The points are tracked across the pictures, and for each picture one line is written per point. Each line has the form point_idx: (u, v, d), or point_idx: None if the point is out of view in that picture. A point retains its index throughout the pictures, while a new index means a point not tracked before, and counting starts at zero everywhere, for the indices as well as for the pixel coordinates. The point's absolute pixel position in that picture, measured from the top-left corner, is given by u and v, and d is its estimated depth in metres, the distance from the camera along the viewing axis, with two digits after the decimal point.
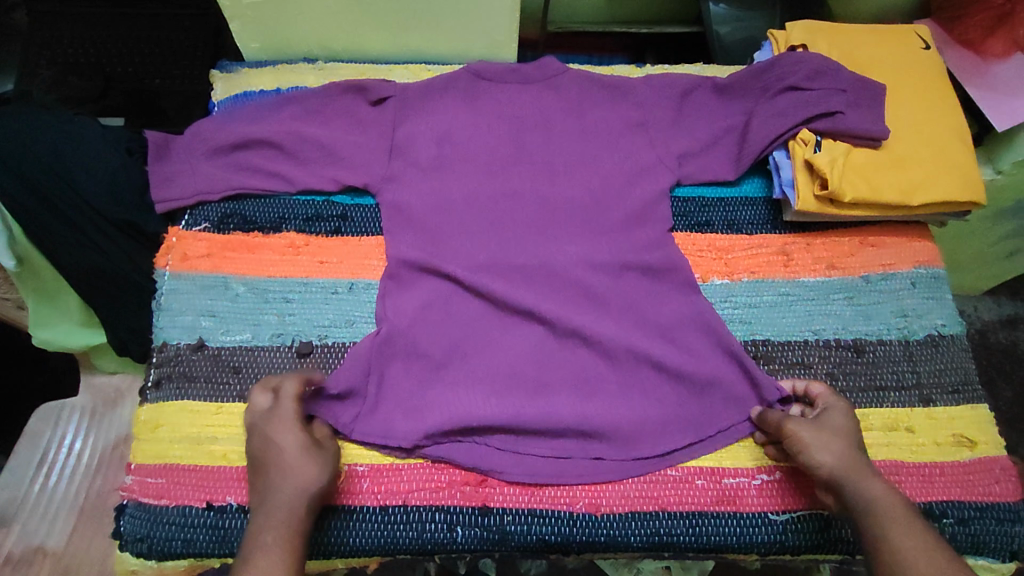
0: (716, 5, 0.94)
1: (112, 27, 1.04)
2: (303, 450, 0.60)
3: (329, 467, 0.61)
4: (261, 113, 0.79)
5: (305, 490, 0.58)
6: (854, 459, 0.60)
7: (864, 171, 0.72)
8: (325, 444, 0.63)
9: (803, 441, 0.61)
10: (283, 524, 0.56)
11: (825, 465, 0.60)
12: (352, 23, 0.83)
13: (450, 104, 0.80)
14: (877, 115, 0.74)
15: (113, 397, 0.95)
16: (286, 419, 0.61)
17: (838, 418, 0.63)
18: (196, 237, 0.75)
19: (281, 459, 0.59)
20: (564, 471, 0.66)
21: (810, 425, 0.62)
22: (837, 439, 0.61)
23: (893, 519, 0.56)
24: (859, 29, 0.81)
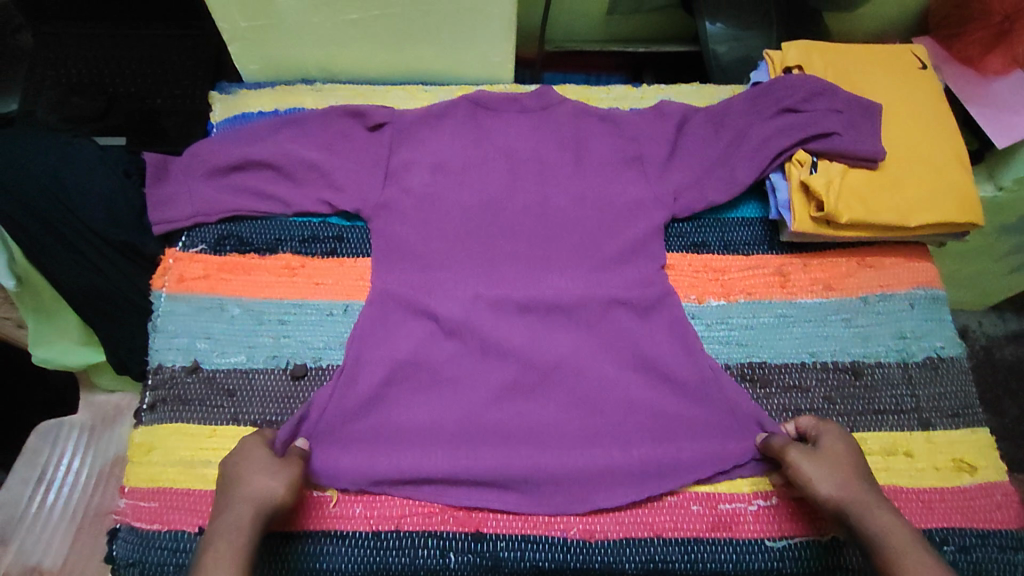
0: (712, 24, 0.94)
1: (115, 48, 1.06)
2: (272, 464, 0.60)
3: (288, 481, 0.60)
4: (259, 135, 0.80)
5: (259, 500, 0.57)
6: (860, 488, 0.58)
7: (862, 192, 0.71)
8: (291, 460, 0.62)
9: (801, 473, 0.61)
10: (233, 537, 0.54)
11: (828, 495, 0.59)
12: (350, 46, 0.84)
13: (448, 130, 0.82)
14: (874, 136, 0.73)
15: (112, 414, 0.95)
16: (254, 442, 0.62)
17: (839, 449, 0.61)
18: (193, 258, 0.75)
19: (243, 470, 0.59)
20: (558, 494, 0.66)
21: (810, 457, 0.61)
22: (839, 470, 0.60)
23: (902, 552, 0.54)
24: (855, 48, 0.81)
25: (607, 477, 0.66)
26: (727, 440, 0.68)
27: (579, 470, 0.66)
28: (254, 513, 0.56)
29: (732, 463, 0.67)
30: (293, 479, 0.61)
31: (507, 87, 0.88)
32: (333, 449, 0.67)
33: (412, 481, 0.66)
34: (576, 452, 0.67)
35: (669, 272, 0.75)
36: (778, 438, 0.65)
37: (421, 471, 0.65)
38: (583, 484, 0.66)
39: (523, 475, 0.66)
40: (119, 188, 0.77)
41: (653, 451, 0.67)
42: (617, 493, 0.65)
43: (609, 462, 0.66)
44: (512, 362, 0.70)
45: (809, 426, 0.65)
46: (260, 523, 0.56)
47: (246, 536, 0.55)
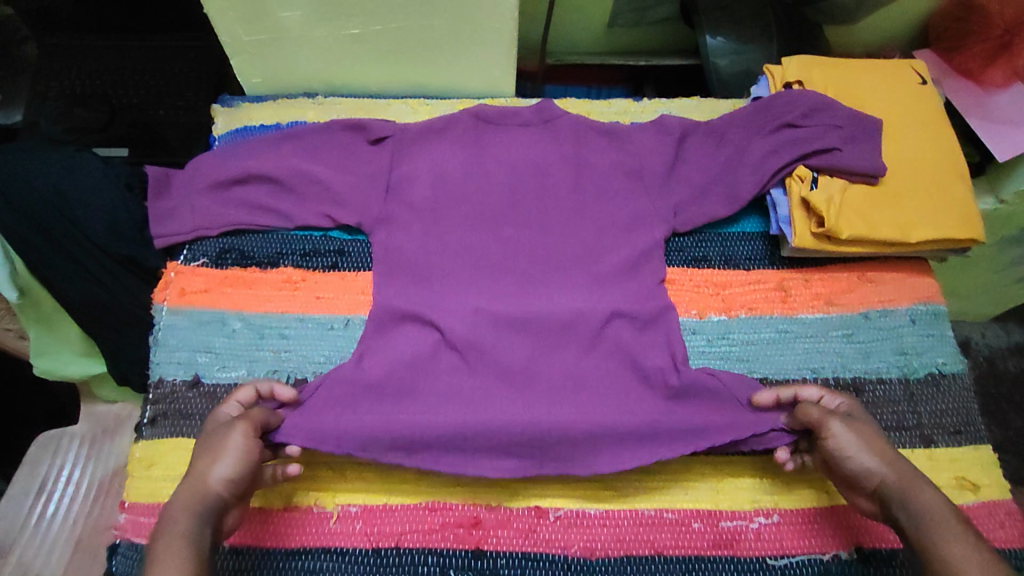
0: (714, 38, 0.94)
1: (118, 59, 1.06)
2: (218, 439, 0.60)
3: (228, 454, 0.58)
4: (262, 150, 0.81)
5: (200, 481, 0.56)
6: (900, 465, 0.59)
7: (863, 208, 0.71)
8: (232, 427, 0.60)
9: (845, 446, 0.61)
10: (169, 527, 0.53)
11: (876, 472, 0.59)
12: (352, 60, 0.84)
13: (448, 143, 0.82)
14: (875, 151, 0.74)
15: (113, 425, 0.96)
16: (217, 421, 0.63)
17: (867, 423, 0.63)
18: (194, 271, 0.75)
19: (196, 452, 0.60)
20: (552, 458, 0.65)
21: (850, 428, 0.61)
22: (877, 443, 0.61)
23: (947, 528, 0.54)
24: (856, 62, 0.81)
25: (605, 443, 0.66)
26: (721, 411, 0.67)
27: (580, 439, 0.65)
28: (188, 498, 0.55)
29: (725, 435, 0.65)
30: (232, 451, 0.58)
31: (508, 101, 0.88)
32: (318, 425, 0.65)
33: (404, 446, 0.65)
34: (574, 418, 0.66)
35: (669, 286, 0.75)
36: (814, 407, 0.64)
37: (413, 433, 0.65)
38: (580, 450, 0.66)
39: (521, 443, 0.65)
40: (120, 202, 0.77)
41: (654, 440, 0.66)
42: (621, 461, 0.65)
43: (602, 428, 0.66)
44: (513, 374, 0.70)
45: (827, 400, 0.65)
46: (201, 508, 0.55)
47: (182, 522, 0.54)
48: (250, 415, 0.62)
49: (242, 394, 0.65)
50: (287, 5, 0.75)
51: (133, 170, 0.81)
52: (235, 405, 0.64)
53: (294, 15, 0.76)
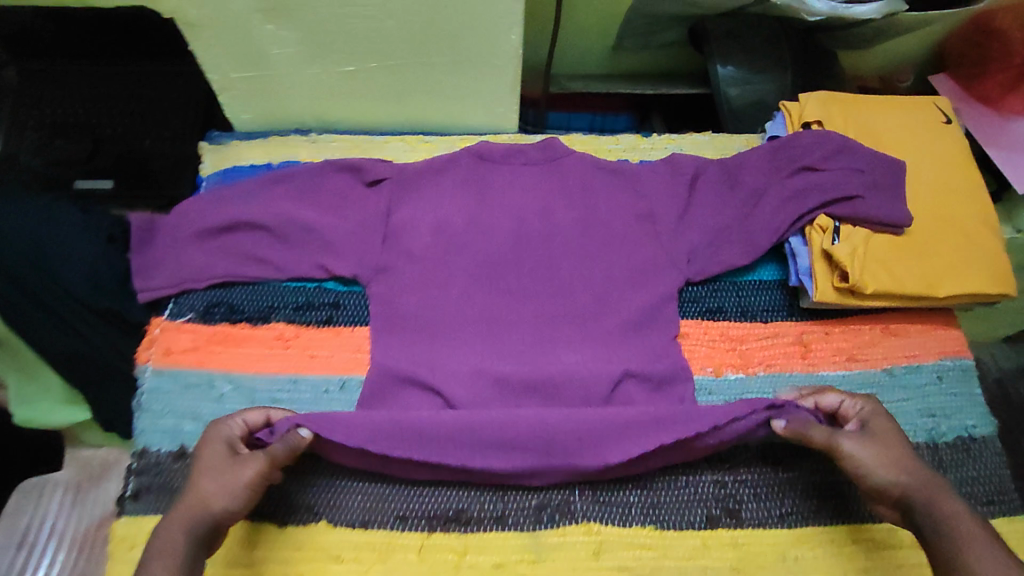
0: (723, 67, 0.90)
1: (103, 86, 1.01)
2: (224, 467, 0.57)
3: (233, 485, 0.56)
4: (252, 193, 0.77)
5: (197, 509, 0.55)
6: (920, 474, 0.57)
7: (888, 261, 0.68)
8: (249, 458, 0.58)
9: (862, 462, 0.58)
10: (158, 551, 0.52)
11: (897, 485, 0.57)
12: (344, 96, 0.79)
13: (450, 184, 0.79)
14: (899, 199, 0.70)
15: (98, 471, 0.92)
16: (219, 437, 0.60)
17: (884, 430, 0.60)
18: (180, 328, 0.71)
19: (195, 471, 0.57)
20: (563, 445, 0.62)
21: (863, 443, 0.58)
22: (895, 454, 0.58)
23: (970, 541, 0.53)
24: (874, 101, 0.78)
25: (614, 433, 0.62)
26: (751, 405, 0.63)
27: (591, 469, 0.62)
28: (186, 519, 0.54)
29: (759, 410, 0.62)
30: (239, 485, 0.56)
31: (512, 138, 0.83)
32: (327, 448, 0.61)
33: (412, 440, 0.61)
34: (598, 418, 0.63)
35: (683, 341, 0.72)
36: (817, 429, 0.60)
37: (423, 428, 0.61)
38: (591, 440, 0.62)
39: (538, 437, 0.62)
40: (100, 255, 0.72)
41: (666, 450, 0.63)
42: (629, 449, 0.62)
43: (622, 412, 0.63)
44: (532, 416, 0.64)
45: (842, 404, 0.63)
46: (199, 530, 0.54)
47: (178, 545, 0.53)
48: (270, 450, 0.58)
49: (252, 417, 0.62)
50: (278, 41, 0.70)
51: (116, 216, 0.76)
52: (246, 425, 0.62)
53: (286, 51, 0.72)
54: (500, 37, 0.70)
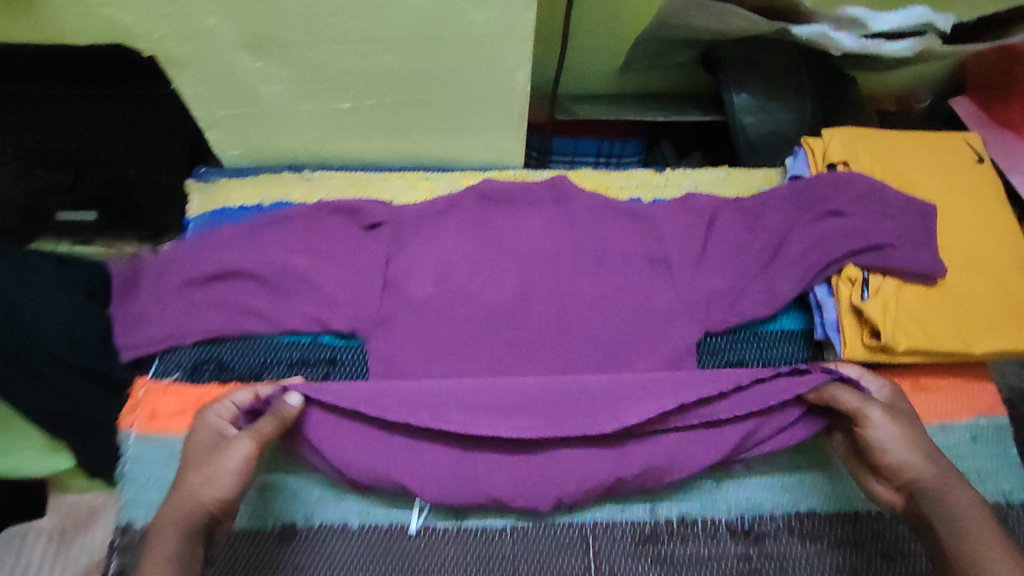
0: (737, 95, 0.85)
1: (79, 107, 0.89)
2: (211, 457, 0.57)
3: (224, 472, 0.55)
4: (241, 238, 0.72)
5: (189, 503, 0.54)
6: (938, 463, 0.57)
7: (919, 314, 0.65)
8: (232, 443, 0.57)
9: (886, 438, 0.58)
10: (153, 552, 0.52)
11: (914, 469, 0.56)
12: (340, 134, 0.74)
13: (454, 227, 0.74)
14: (931, 249, 0.66)
15: (85, 516, 0.83)
16: (210, 425, 0.59)
17: (905, 413, 0.60)
18: (166, 389, 0.67)
19: (187, 462, 0.57)
20: (569, 415, 0.61)
21: (889, 419, 0.58)
22: (913, 436, 0.58)
23: (980, 533, 0.52)
24: (901, 136, 0.73)
25: (633, 394, 0.61)
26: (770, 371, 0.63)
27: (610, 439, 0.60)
28: (176, 513, 0.54)
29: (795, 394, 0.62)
30: (225, 473, 0.55)
31: (517, 174, 0.79)
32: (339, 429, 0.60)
33: (417, 403, 0.61)
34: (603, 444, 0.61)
35: None
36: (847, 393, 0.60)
37: (426, 397, 0.61)
38: (613, 399, 0.61)
39: (545, 407, 0.61)
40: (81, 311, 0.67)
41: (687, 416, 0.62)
42: (647, 407, 0.60)
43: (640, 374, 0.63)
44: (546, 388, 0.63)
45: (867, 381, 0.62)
46: (191, 525, 0.54)
47: (168, 540, 0.53)
48: (257, 428, 0.58)
49: (240, 396, 0.60)
50: (268, 78, 0.65)
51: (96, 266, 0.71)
52: (235, 405, 0.60)
53: (276, 88, 0.66)
54: (507, 76, 0.65)
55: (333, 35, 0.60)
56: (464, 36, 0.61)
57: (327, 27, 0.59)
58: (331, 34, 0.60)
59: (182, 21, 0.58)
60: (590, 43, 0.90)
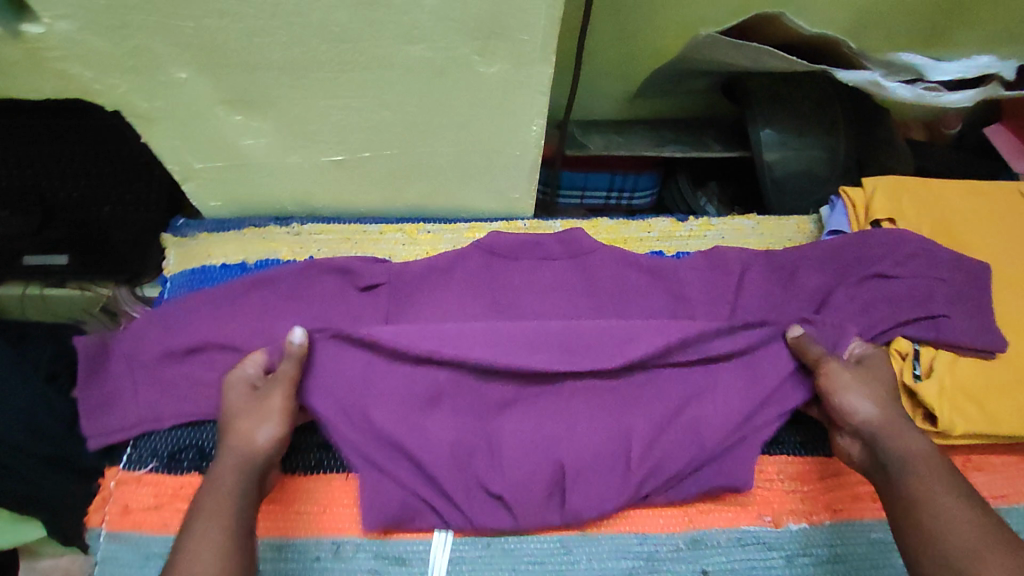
0: (763, 130, 0.77)
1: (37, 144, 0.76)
2: (253, 404, 0.56)
3: (268, 412, 0.56)
4: (221, 304, 0.64)
5: (243, 451, 0.54)
6: (892, 411, 0.56)
7: (977, 392, 0.59)
8: (272, 387, 0.57)
9: (838, 384, 0.57)
10: (207, 502, 0.50)
11: (862, 413, 0.56)
12: (333, 186, 0.67)
13: (457, 286, 0.66)
14: (986, 320, 0.60)
15: None
16: (239, 378, 0.58)
17: (879, 368, 0.59)
18: (139, 481, 0.61)
19: (229, 414, 0.57)
20: (581, 352, 0.60)
21: (849, 369, 0.58)
22: (877, 387, 0.57)
23: (926, 473, 0.50)
24: (946, 185, 0.68)
25: (633, 333, 0.60)
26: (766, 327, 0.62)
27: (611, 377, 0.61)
28: (234, 459, 0.53)
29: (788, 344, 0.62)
30: (273, 413, 0.56)
31: (528, 226, 0.72)
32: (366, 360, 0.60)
33: (434, 340, 0.59)
34: (605, 473, 0.58)
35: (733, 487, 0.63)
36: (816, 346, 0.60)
37: (453, 336, 0.59)
38: (612, 343, 0.60)
39: (556, 346, 0.60)
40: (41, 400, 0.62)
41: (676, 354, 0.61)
42: (642, 347, 0.60)
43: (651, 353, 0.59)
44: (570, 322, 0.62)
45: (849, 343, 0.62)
46: (248, 472, 0.53)
47: (228, 484, 0.52)
48: (283, 371, 0.57)
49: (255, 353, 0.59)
50: (249, 132, 0.58)
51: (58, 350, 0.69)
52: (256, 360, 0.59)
53: (258, 142, 0.59)
54: (520, 128, 0.58)
55: (322, 89, 0.53)
56: (472, 87, 0.54)
57: (316, 80, 0.52)
58: (320, 88, 0.53)
59: (148, 75, 0.51)
60: (604, 71, 0.82)
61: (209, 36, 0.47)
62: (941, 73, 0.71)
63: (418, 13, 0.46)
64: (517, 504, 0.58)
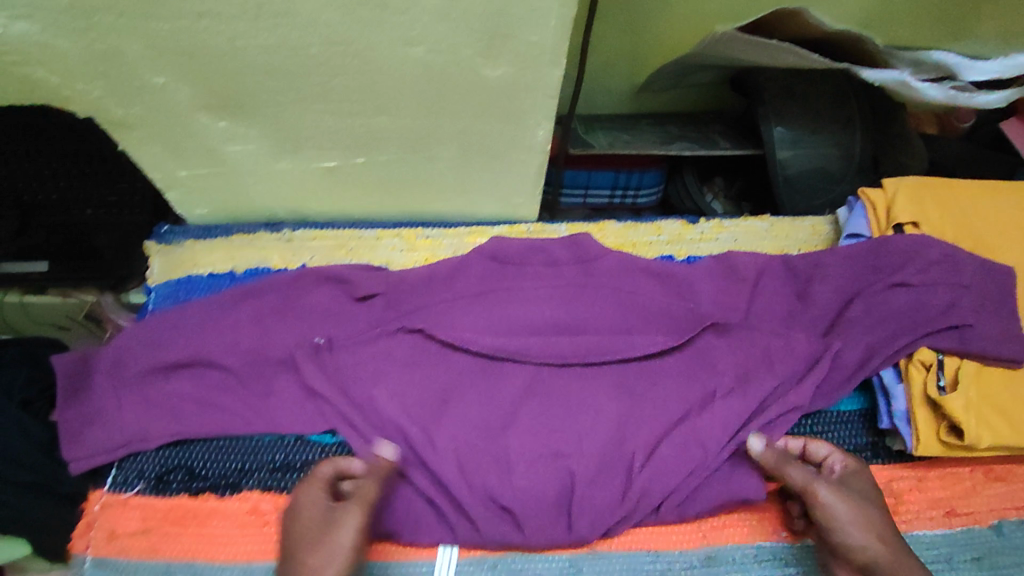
0: (775, 127, 0.74)
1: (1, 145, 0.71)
2: (322, 534, 0.46)
3: (346, 541, 0.46)
4: (207, 317, 0.60)
5: None
6: (895, 542, 0.48)
7: (1002, 403, 0.56)
8: (345, 513, 0.48)
9: (835, 515, 0.50)
10: None
11: (869, 549, 0.48)
12: (325, 191, 0.63)
13: (458, 296, 0.63)
14: (1013, 326, 0.58)
15: None
16: (314, 496, 0.49)
17: (862, 488, 0.53)
18: (127, 504, 0.57)
19: (293, 543, 0.46)
20: (596, 348, 0.60)
21: (841, 496, 0.51)
22: (872, 513, 0.50)
23: None
24: (969, 185, 0.65)
25: (634, 332, 0.62)
26: (777, 328, 0.62)
27: (625, 370, 0.61)
28: None
29: (795, 334, 0.61)
30: (344, 549, 0.46)
31: (532, 229, 0.69)
32: (380, 358, 0.60)
33: (455, 330, 0.60)
34: (614, 480, 0.56)
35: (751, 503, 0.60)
36: (795, 468, 0.53)
37: (469, 339, 0.60)
38: (619, 340, 0.60)
39: (570, 343, 0.60)
40: (14, 423, 0.58)
41: (682, 346, 0.61)
42: (648, 341, 0.61)
43: (652, 353, 0.60)
44: (583, 317, 0.62)
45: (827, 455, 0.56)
46: None
47: None
48: (365, 495, 0.49)
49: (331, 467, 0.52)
50: (235, 138, 0.54)
51: (34, 373, 0.63)
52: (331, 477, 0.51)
53: (245, 148, 0.55)
54: (526, 132, 0.55)
55: (315, 93, 0.49)
56: (475, 92, 0.50)
57: (307, 85, 0.48)
58: (311, 93, 0.49)
59: (124, 80, 0.47)
60: (608, 66, 0.78)
61: (188, 37, 0.44)
62: (980, 71, 0.65)
63: (418, 11, 0.43)
64: (525, 515, 0.55)
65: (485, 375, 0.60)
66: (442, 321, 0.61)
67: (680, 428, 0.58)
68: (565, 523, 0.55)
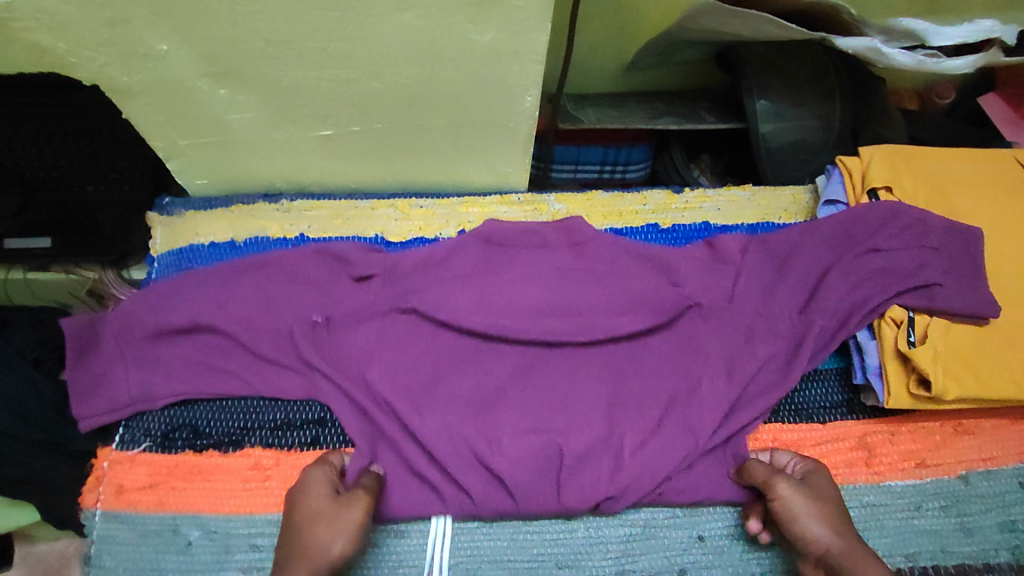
0: (758, 100, 0.76)
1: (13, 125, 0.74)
2: (332, 511, 0.51)
3: (353, 520, 0.51)
4: (211, 285, 0.63)
5: (324, 557, 0.48)
6: (851, 534, 0.51)
7: (969, 357, 0.59)
8: (355, 498, 0.53)
9: (794, 508, 0.53)
10: None
11: (821, 540, 0.51)
12: (321, 160, 0.65)
13: (452, 278, 0.65)
14: (980, 285, 0.61)
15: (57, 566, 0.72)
16: (324, 477, 0.54)
17: (823, 485, 0.55)
18: (134, 461, 0.60)
19: (299, 514, 0.51)
20: (581, 327, 0.63)
21: (800, 491, 0.54)
22: (829, 508, 0.53)
23: None
24: (943, 153, 0.68)
25: (620, 312, 0.64)
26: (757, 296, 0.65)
27: (612, 350, 0.63)
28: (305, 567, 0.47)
29: (773, 300, 0.64)
30: (351, 530, 0.50)
31: (523, 201, 0.71)
32: (374, 338, 0.62)
33: (448, 311, 0.62)
34: (604, 457, 0.58)
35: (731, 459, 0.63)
36: (760, 466, 0.57)
37: (462, 318, 0.62)
38: (604, 323, 0.63)
39: (559, 328, 0.62)
40: (28, 383, 0.61)
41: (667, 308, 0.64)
42: (623, 324, 0.63)
43: (635, 333, 0.63)
44: (570, 299, 0.64)
45: (789, 463, 0.59)
46: None
47: None
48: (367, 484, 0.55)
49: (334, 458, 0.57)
50: (235, 107, 0.56)
51: (44, 335, 0.67)
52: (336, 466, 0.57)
53: (245, 117, 0.57)
54: (514, 99, 0.57)
55: (313, 60, 0.51)
56: (465, 58, 0.52)
57: (304, 51, 0.50)
58: (308, 60, 0.51)
59: (129, 48, 0.49)
60: (595, 42, 0.80)
61: (189, 5, 0.46)
62: (947, 38, 0.69)
63: None
64: (518, 487, 0.57)
65: (473, 356, 0.62)
66: (435, 291, 0.63)
67: (664, 385, 0.61)
68: (555, 493, 0.58)
